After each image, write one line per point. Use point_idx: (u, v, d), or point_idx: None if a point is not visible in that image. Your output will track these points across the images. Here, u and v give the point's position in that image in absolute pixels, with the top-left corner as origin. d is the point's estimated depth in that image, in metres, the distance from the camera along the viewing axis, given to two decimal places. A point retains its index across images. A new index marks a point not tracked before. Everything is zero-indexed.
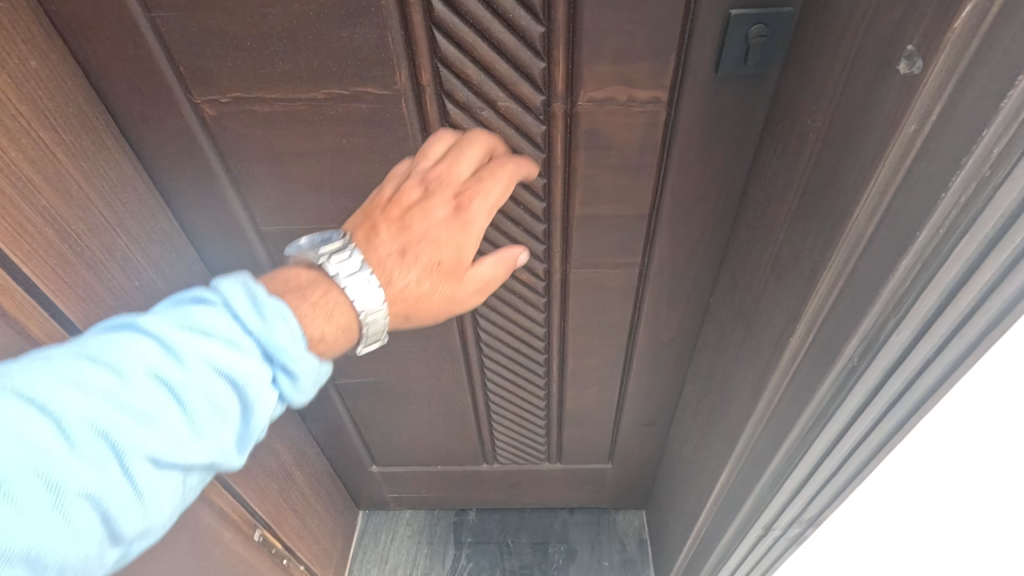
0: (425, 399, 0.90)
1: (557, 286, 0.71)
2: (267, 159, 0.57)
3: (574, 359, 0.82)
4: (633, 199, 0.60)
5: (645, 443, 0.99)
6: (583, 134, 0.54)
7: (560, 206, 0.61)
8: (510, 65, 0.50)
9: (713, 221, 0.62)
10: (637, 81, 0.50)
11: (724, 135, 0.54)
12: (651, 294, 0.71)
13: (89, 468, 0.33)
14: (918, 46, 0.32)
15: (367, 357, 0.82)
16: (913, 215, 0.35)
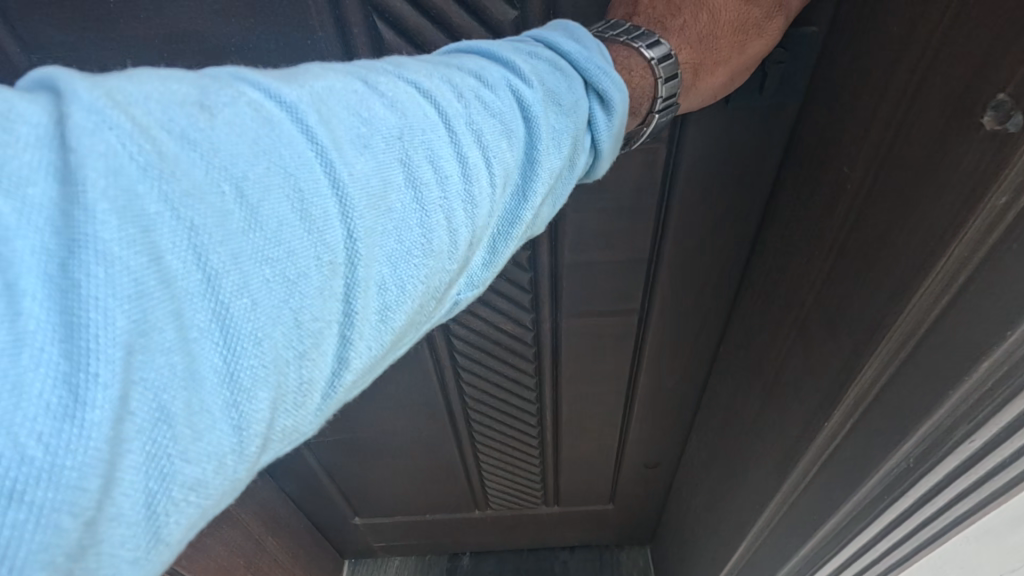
0: (407, 452, 0.82)
1: (548, 336, 0.63)
2: None
3: (570, 408, 0.74)
4: (631, 244, 0.52)
5: (649, 485, 0.91)
6: None
7: (547, 254, 0.53)
8: None
9: (722, 265, 0.55)
10: None
11: (737, 172, 0.46)
12: (653, 341, 0.63)
13: (428, 224, 0.28)
14: (1013, 96, 0.25)
15: (339, 413, 0.74)
16: (998, 305, 0.26)
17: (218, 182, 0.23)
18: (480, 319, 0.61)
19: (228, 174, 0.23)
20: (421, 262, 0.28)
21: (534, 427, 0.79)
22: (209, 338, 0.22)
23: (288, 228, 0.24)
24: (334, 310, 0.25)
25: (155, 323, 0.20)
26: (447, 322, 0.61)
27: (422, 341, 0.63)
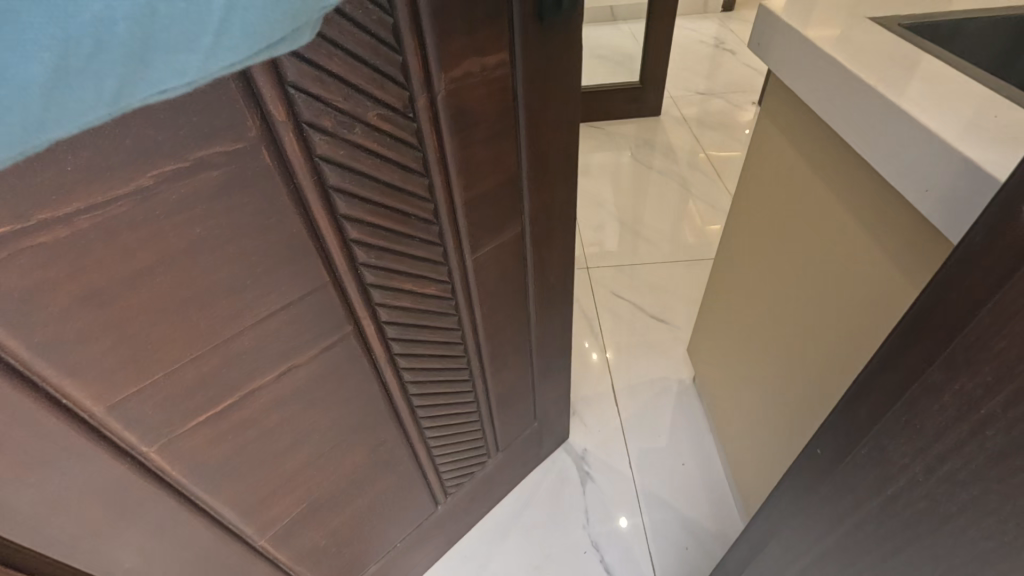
0: (365, 485, 0.77)
1: (460, 283, 0.68)
2: (89, 310, 0.37)
3: (488, 342, 0.81)
4: (505, 166, 0.61)
5: (556, 382, 1.07)
6: (451, 118, 0.52)
7: (444, 200, 0.57)
8: (369, 69, 0.43)
9: (562, 161, 0.68)
10: (485, 48, 0.50)
11: (556, 70, 0.59)
12: (533, 247, 0.75)
13: None
14: None
15: (289, 485, 0.64)
16: None
17: None
18: (407, 295, 0.61)
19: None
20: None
21: (467, 384, 0.83)
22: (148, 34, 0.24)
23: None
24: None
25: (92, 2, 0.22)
26: (377, 313, 0.59)
27: (359, 346, 0.60)
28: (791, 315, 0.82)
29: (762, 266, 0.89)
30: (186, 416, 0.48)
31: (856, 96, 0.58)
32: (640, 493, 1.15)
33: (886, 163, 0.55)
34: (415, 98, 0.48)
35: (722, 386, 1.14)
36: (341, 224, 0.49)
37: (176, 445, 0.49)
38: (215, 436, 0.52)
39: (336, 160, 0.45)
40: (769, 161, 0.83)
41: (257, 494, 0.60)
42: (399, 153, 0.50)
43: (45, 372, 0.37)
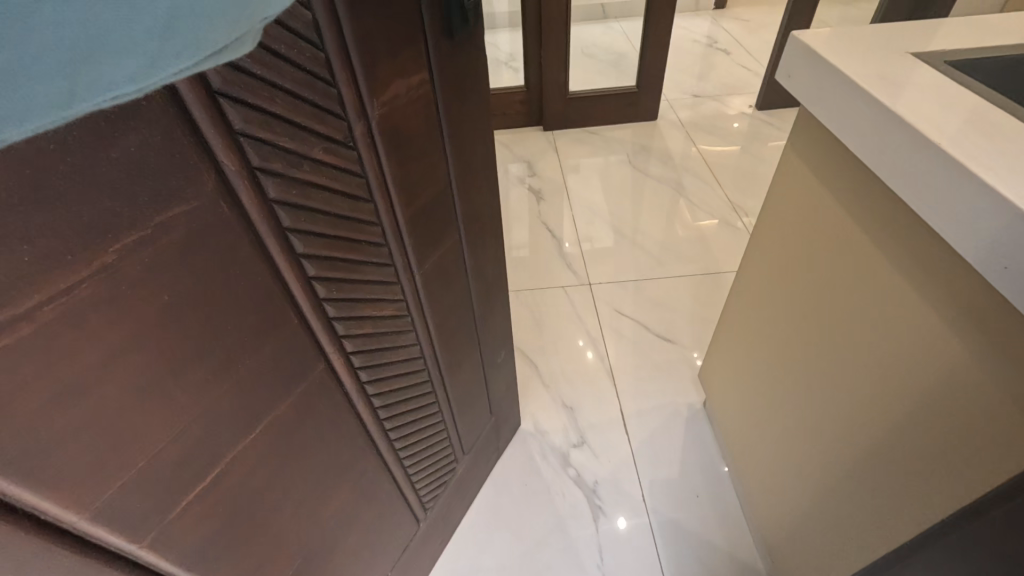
0: (355, 520, 0.76)
1: (414, 296, 0.69)
2: (61, 410, 0.34)
3: (444, 349, 0.83)
4: (436, 178, 0.64)
5: (503, 373, 1.13)
6: (385, 140, 0.53)
7: (390, 220, 0.58)
8: (308, 104, 0.43)
9: (483, 165, 0.73)
10: (408, 69, 0.52)
11: (467, 79, 0.62)
12: (470, 250, 0.79)
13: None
14: None
15: (284, 540, 0.61)
16: None
17: None
18: (368, 321, 0.61)
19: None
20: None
21: (430, 395, 0.84)
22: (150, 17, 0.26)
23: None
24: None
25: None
26: (343, 346, 0.59)
27: (330, 381, 0.59)
28: (806, 342, 0.83)
29: (780, 287, 0.88)
30: (178, 496, 0.45)
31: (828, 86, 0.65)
32: (646, 498, 1.19)
33: (901, 183, 0.56)
34: (353, 126, 0.49)
35: (734, 405, 1.14)
36: (300, 263, 0.48)
37: (171, 530, 0.45)
38: (209, 509, 0.49)
39: (290, 200, 0.45)
40: (793, 185, 0.80)
41: (255, 560, 0.57)
42: (345, 183, 0.50)
43: (22, 494, 0.33)
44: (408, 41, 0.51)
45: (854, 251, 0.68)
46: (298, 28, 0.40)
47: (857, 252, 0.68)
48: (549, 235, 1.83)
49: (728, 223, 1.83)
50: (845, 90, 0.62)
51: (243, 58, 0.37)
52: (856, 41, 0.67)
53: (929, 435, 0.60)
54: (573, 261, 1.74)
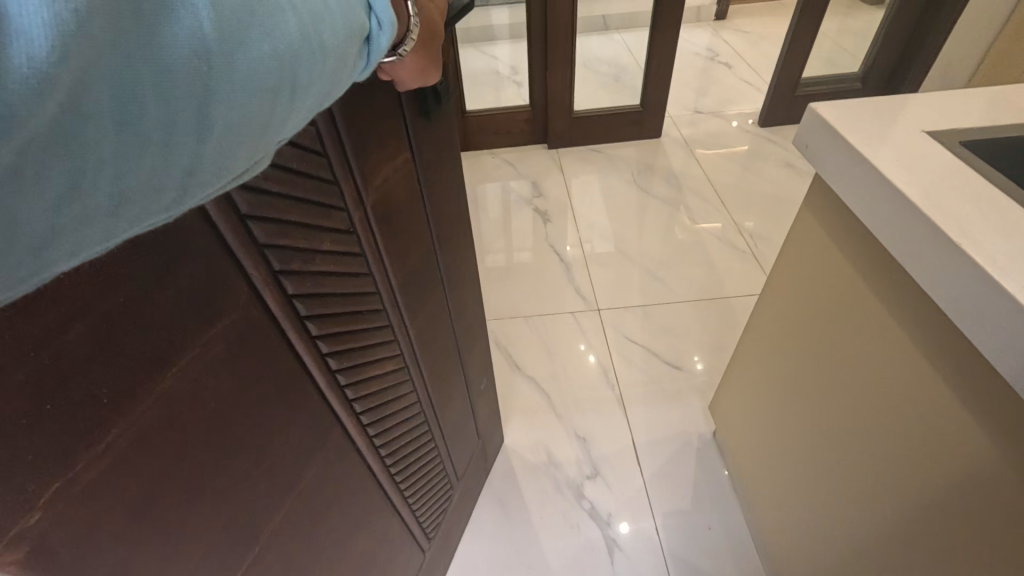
0: (372, 559, 0.82)
1: (405, 342, 0.76)
2: (132, 516, 0.41)
3: (432, 383, 0.89)
4: (419, 237, 0.73)
5: (490, 401, 1.23)
6: (378, 219, 0.62)
7: (383, 285, 0.67)
8: (317, 208, 0.52)
9: (452, 217, 0.83)
10: (394, 154, 0.62)
11: (436, 151, 0.72)
12: (453, 297, 0.88)
13: (295, 114, 0.35)
14: None
15: None
16: None
17: (186, 74, 0.26)
18: (373, 377, 0.70)
19: (88, 54, 0.22)
20: (297, 89, 0.34)
21: (424, 429, 0.90)
22: (162, 182, 0.28)
23: (167, 95, 0.26)
24: (240, 135, 0.31)
25: (123, 166, 0.26)
26: (352, 404, 0.67)
27: (343, 437, 0.67)
28: (824, 373, 0.97)
29: (802, 318, 1.00)
30: (233, 554, 0.52)
31: (826, 148, 0.77)
32: (659, 525, 1.28)
33: (914, 266, 0.66)
34: (351, 213, 0.57)
35: (745, 414, 1.26)
36: (315, 340, 0.57)
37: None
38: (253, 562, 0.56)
39: (304, 291, 0.53)
40: (808, 240, 0.93)
41: None
42: (347, 263, 0.59)
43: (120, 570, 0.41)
44: (392, 132, 0.59)
45: (884, 323, 0.81)
46: (306, 147, 0.48)
47: (886, 322, 0.81)
48: (558, 259, 1.98)
49: (736, 249, 1.98)
50: (852, 163, 0.72)
51: (266, 183, 0.45)
52: (861, 117, 0.75)
53: (926, 485, 0.77)
54: (583, 286, 1.86)
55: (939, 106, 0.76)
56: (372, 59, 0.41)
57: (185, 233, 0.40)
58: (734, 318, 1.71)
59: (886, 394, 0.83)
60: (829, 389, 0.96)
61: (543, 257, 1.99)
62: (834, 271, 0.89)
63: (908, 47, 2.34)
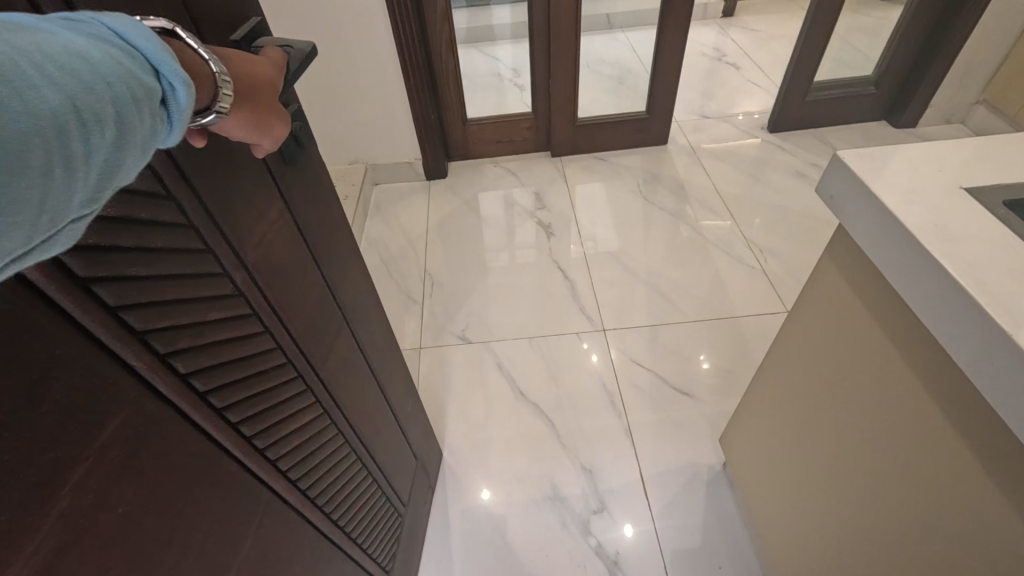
0: None
1: (322, 388, 0.74)
2: None
3: (356, 421, 0.88)
4: (312, 281, 0.71)
5: (417, 422, 1.23)
6: (262, 274, 0.60)
7: (286, 337, 0.65)
8: (195, 280, 0.49)
9: (342, 252, 0.82)
10: (266, 205, 0.60)
11: (312, 191, 0.71)
12: (357, 328, 0.87)
13: (92, 191, 0.30)
14: None
15: None
16: None
17: None
18: (292, 434, 0.67)
19: None
20: (80, 163, 0.28)
21: (358, 466, 0.89)
22: None
23: None
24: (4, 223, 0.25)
25: None
26: (274, 465, 0.65)
27: (274, 500, 0.65)
28: (835, 420, 0.93)
29: (814, 364, 0.95)
30: None
31: (849, 199, 0.70)
32: (654, 507, 1.33)
33: (949, 340, 0.60)
34: (234, 276, 0.55)
35: (751, 446, 1.22)
36: (222, 414, 0.54)
37: None
38: None
39: (199, 367, 0.50)
40: (827, 287, 0.87)
41: None
42: (241, 327, 0.56)
43: None
44: (257, 184, 0.58)
45: (899, 385, 0.77)
46: (169, 220, 0.45)
47: (902, 384, 0.77)
48: (562, 277, 1.92)
49: (746, 264, 1.92)
50: (878, 214, 0.66)
51: (131, 270, 0.41)
52: (897, 170, 0.67)
53: (937, 553, 0.75)
54: (588, 305, 1.81)
55: (984, 153, 0.68)
56: (181, 121, 0.36)
57: (50, 338, 0.36)
58: (743, 337, 1.67)
59: (900, 456, 0.79)
60: (849, 439, 0.91)
61: (547, 276, 1.93)
62: (854, 321, 0.83)
63: (922, 48, 2.25)
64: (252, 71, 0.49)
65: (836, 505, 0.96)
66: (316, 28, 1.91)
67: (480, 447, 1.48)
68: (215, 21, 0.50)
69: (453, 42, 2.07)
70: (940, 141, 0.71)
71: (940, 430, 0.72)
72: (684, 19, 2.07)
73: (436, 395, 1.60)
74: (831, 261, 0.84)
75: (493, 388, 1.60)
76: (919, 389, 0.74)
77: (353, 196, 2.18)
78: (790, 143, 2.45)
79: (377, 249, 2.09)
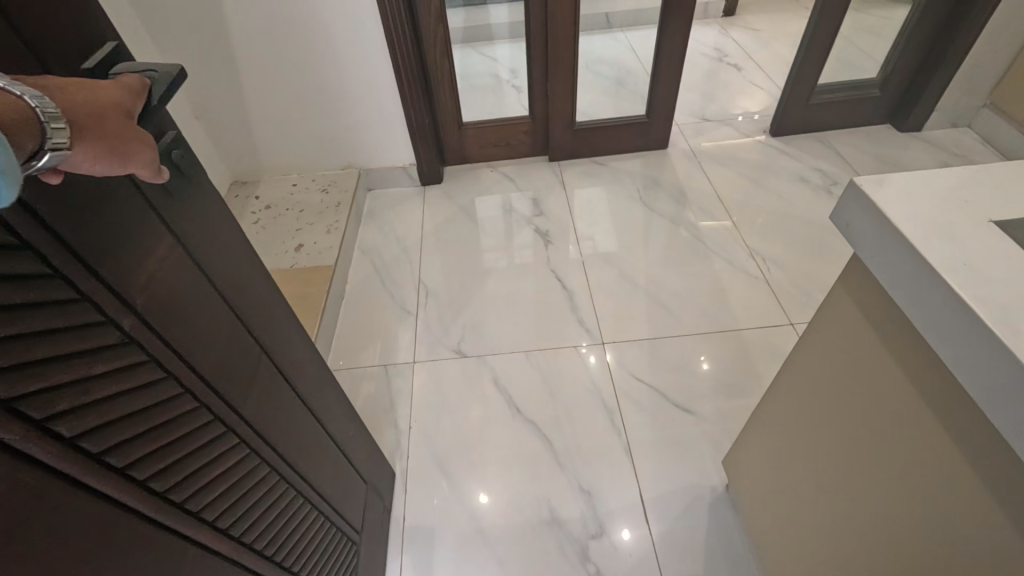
0: None
1: (245, 427, 0.68)
2: None
3: (292, 454, 0.81)
4: (224, 318, 0.65)
5: (364, 446, 1.17)
6: (159, 316, 0.54)
7: (197, 379, 0.59)
8: (71, 333, 0.43)
9: (259, 283, 0.75)
10: (152, 242, 0.53)
11: (213, 218, 0.64)
12: (284, 362, 0.81)
13: None
14: None
15: None
16: None
17: None
18: (219, 482, 0.62)
19: None
20: None
21: (300, 502, 0.83)
22: None
23: None
24: None
25: None
26: (203, 519, 0.59)
27: (207, 555, 0.59)
28: (843, 448, 0.88)
29: (823, 391, 0.91)
30: None
31: (870, 233, 0.65)
32: (649, 509, 1.32)
33: (975, 384, 0.55)
34: (121, 322, 0.49)
35: (757, 469, 1.17)
36: (130, 474, 0.48)
37: None
38: None
39: (89, 427, 0.44)
40: (839, 317, 0.82)
41: None
42: (138, 378, 0.50)
43: None
44: (137, 219, 0.51)
45: (910, 419, 0.73)
46: (27, 271, 0.40)
47: (913, 417, 0.72)
48: (560, 287, 1.87)
49: (749, 274, 1.87)
50: (900, 248, 0.61)
51: None
52: (915, 200, 0.63)
53: None
54: (587, 317, 1.76)
55: (1008, 180, 0.63)
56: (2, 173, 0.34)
57: None
58: (749, 352, 1.62)
59: (913, 491, 0.75)
60: (860, 473, 0.86)
61: (544, 285, 1.88)
62: (867, 353, 0.78)
63: (930, 51, 2.20)
64: (97, 98, 0.45)
65: (847, 541, 0.91)
66: (306, 29, 1.85)
67: (474, 466, 1.43)
68: (56, 43, 0.44)
69: (449, 45, 2.01)
70: (959, 167, 0.66)
71: (957, 467, 0.67)
72: (686, 21, 2.01)
73: (427, 411, 1.55)
74: (845, 291, 0.79)
75: (489, 404, 1.55)
76: (933, 424, 0.69)
77: (346, 202, 2.13)
78: (794, 148, 2.40)
79: (371, 257, 2.04)
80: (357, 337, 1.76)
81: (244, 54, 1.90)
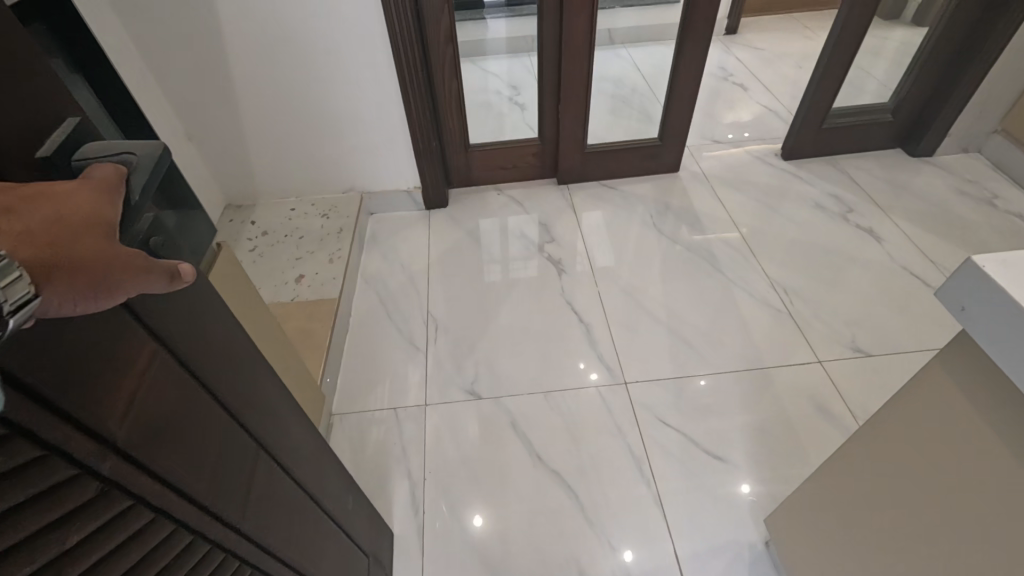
0: None
1: (246, 544, 0.57)
2: None
3: (294, 556, 0.70)
4: (217, 422, 0.54)
5: (365, 516, 1.05)
6: (146, 445, 0.43)
7: (191, 507, 0.48)
8: (37, 504, 0.33)
9: (249, 367, 0.64)
10: (131, 355, 0.42)
11: (198, 303, 0.53)
12: (280, 452, 0.69)
13: None
14: None
15: None
16: None
17: None
18: None
19: None
20: None
21: None
22: None
23: None
24: None
25: None
26: None
27: None
28: (925, 528, 0.81)
29: (901, 465, 0.84)
30: None
31: (988, 317, 0.58)
32: (679, 555, 1.26)
33: None
34: (100, 467, 0.39)
35: (811, 535, 1.09)
36: None
37: None
38: None
39: None
40: (932, 392, 0.75)
41: None
42: (122, 533, 0.40)
43: None
44: (114, 329, 0.41)
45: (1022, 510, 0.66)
46: None
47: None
48: (576, 321, 1.78)
49: (771, 307, 1.81)
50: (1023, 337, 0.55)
51: None
52: None
53: None
54: (606, 355, 1.67)
55: None
56: None
57: None
58: (777, 393, 1.56)
59: None
60: (946, 557, 0.78)
61: (560, 319, 1.79)
62: (966, 433, 0.72)
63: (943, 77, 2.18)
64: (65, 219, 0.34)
65: None
66: (309, 47, 1.75)
67: (495, 524, 1.33)
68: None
69: (457, 65, 1.93)
70: None
71: None
72: (702, 43, 1.95)
73: (443, 460, 1.45)
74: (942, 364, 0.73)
75: (510, 453, 1.46)
76: None
77: (348, 228, 2.02)
78: (806, 172, 2.36)
79: (375, 287, 1.94)
80: (362, 377, 1.65)
81: (240, 71, 1.79)
